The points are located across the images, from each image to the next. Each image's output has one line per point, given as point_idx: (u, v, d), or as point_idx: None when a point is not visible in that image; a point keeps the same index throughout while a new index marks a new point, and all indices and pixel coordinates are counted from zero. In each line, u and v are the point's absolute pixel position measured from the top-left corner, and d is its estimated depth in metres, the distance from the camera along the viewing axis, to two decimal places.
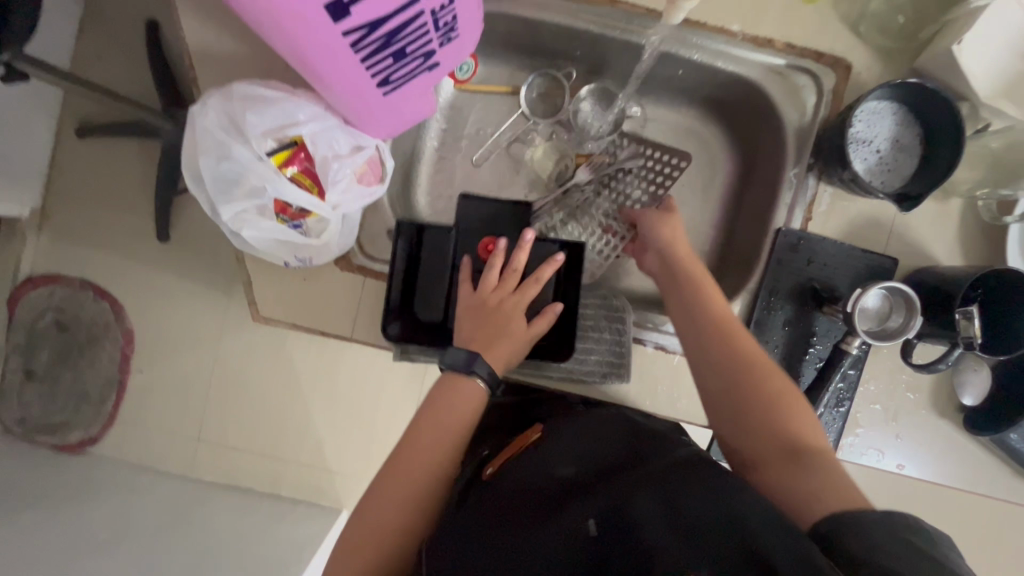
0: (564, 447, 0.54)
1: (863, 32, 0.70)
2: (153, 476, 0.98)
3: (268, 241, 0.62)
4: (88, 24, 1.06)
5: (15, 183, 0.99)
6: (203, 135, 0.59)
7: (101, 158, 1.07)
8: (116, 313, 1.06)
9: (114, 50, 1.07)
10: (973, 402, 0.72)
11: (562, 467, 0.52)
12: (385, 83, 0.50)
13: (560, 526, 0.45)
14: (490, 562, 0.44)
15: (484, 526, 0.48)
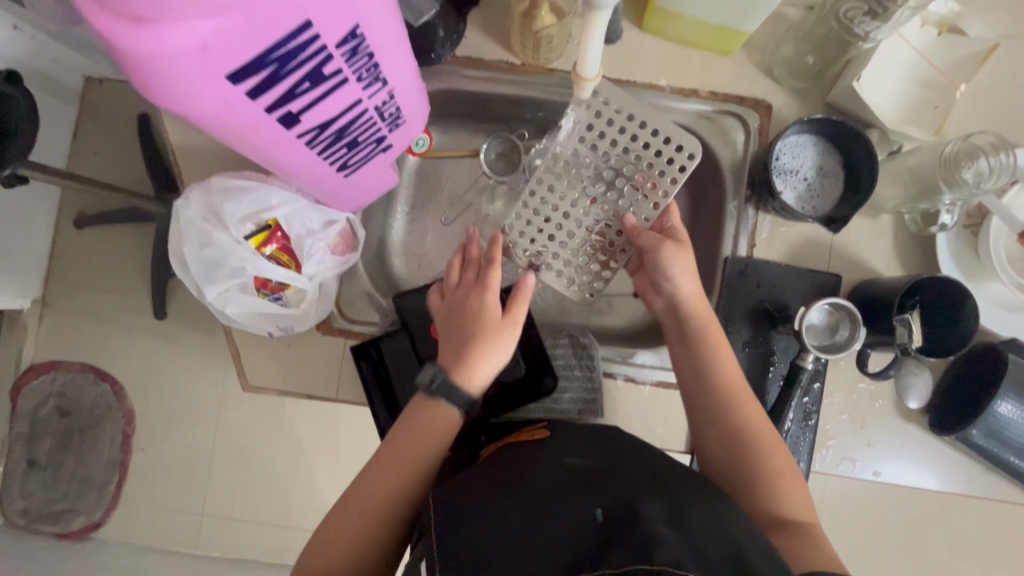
0: (571, 446, 0.58)
1: (778, 76, 0.78)
2: (160, 555, 1.01)
3: (250, 314, 0.68)
4: (82, 124, 1.15)
5: (18, 279, 1.05)
6: (186, 225, 0.65)
7: (97, 245, 1.13)
8: (115, 394, 1.09)
9: (107, 145, 1.15)
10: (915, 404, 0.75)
11: (571, 459, 0.55)
12: (343, 167, 0.56)
13: (572, 508, 0.47)
14: (502, 529, 0.47)
15: (492, 500, 0.50)
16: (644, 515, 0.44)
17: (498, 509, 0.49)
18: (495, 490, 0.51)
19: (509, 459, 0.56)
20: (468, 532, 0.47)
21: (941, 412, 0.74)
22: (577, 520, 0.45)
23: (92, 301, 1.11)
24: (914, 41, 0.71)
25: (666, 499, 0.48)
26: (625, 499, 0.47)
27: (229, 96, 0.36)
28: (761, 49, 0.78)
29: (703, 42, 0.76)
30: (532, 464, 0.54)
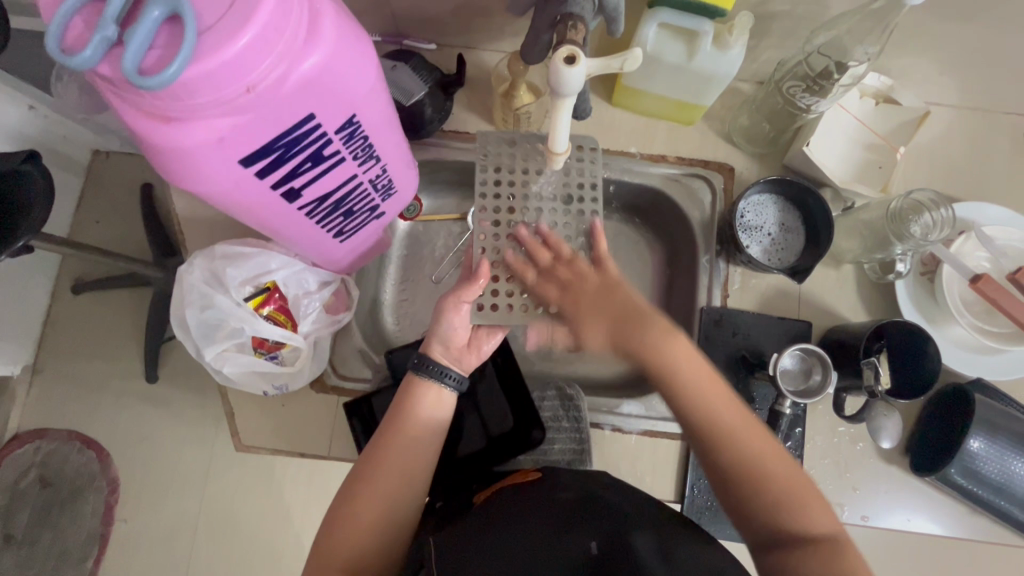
0: (563, 481, 0.60)
1: (737, 142, 0.85)
2: None
3: (246, 373, 0.70)
4: (84, 193, 1.21)
5: (14, 347, 1.09)
6: (189, 290, 0.69)
7: (85, 310, 1.17)
8: (101, 462, 1.09)
9: (104, 210, 1.20)
10: (888, 444, 0.71)
11: (562, 492, 0.57)
12: (339, 233, 0.61)
13: (568, 545, 0.50)
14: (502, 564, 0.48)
15: (484, 535, 0.51)
16: (640, 553, 0.48)
17: (491, 541, 0.51)
18: (485, 523, 0.53)
19: (503, 496, 0.58)
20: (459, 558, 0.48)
21: (920, 453, 0.77)
22: (574, 556, 0.49)
23: (79, 367, 1.13)
24: (855, 110, 0.79)
25: (658, 537, 0.51)
26: (621, 532, 0.50)
27: (241, 177, 0.41)
28: (721, 119, 0.86)
29: (667, 114, 0.85)
30: (525, 502, 0.56)
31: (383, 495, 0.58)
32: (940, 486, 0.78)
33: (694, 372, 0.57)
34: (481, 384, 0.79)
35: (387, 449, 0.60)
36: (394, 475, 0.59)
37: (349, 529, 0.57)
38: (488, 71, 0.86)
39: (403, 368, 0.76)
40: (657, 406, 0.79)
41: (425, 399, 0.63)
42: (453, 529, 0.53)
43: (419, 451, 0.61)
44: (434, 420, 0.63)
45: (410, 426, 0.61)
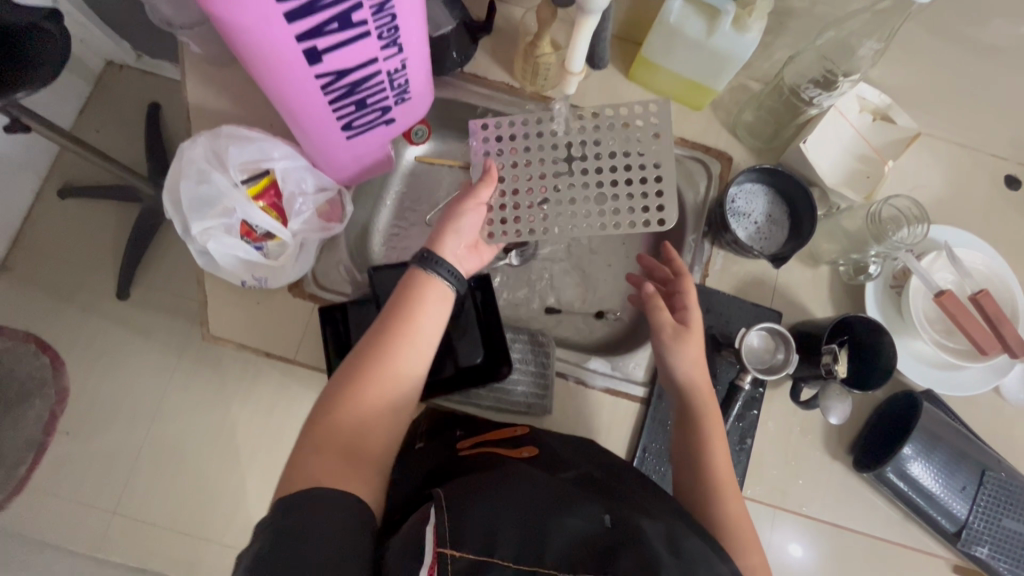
0: (562, 457, 0.64)
1: (740, 135, 0.89)
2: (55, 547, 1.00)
3: (230, 257, 0.70)
4: (90, 109, 1.32)
5: None
6: (187, 164, 0.69)
7: (79, 225, 1.29)
8: (53, 368, 1.20)
9: (122, 132, 1.33)
10: (837, 421, 0.71)
11: (564, 470, 0.61)
12: (349, 127, 0.62)
13: (582, 514, 0.51)
14: (515, 514, 0.50)
15: (499, 489, 0.54)
16: (647, 534, 0.49)
17: (505, 491, 0.53)
18: (488, 486, 0.54)
19: (500, 467, 0.60)
20: (475, 518, 0.49)
21: (864, 452, 0.80)
22: (589, 523, 0.50)
23: (77, 277, 1.25)
24: (854, 122, 0.83)
25: (665, 525, 0.52)
26: (630, 515, 0.52)
27: (270, 12, 0.43)
28: (727, 110, 0.90)
29: (679, 96, 0.88)
30: (536, 470, 0.59)
31: (375, 395, 0.61)
32: (879, 490, 0.80)
33: (718, 444, 0.67)
34: (458, 316, 0.80)
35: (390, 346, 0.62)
36: (401, 377, 0.62)
37: (349, 421, 0.59)
38: (515, 26, 0.89)
39: (383, 288, 0.76)
40: (622, 367, 0.81)
41: (428, 296, 0.65)
42: (459, 490, 0.54)
43: (422, 351, 0.64)
44: (435, 323, 0.65)
45: (414, 328, 0.63)
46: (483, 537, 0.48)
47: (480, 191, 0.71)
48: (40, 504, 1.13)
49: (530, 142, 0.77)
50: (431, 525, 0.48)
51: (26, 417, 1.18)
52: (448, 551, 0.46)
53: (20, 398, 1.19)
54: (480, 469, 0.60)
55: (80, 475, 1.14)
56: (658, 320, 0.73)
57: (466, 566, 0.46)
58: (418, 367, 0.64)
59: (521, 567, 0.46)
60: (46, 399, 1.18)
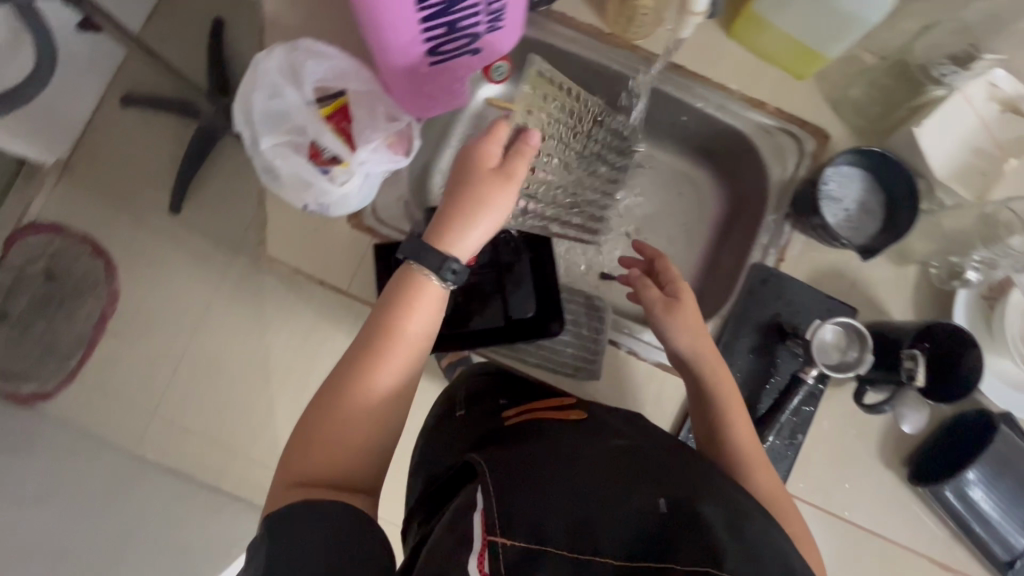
0: (609, 428, 0.62)
1: (843, 112, 0.81)
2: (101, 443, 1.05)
3: (295, 178, 0.67)
4: (158, 17, 1.30)
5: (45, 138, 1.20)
6: (261, 77, 0.66)
7: (138, 134, 1.28)
8: (107, 272, 1.23)
9: (187, 43, 1.31)
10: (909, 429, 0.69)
11: (613, 441, 0.58)
12: (434, 51, 0.61)
13: (633, 498, 0.49)
14: (565, 501, 0.49)
15: (546, 469, 0.53)
16: (705, 516, 0.46)
17: (554, 474, 0.52)
18: (533, 468, 0.53)
19: (549, 439, 0.59)
20: (523, 507, 0.49)
21: (923, 466, 0.75)
22: (641, 507, 0.48)
23: (133, 186, 1.26)
24: (978, 107, 0.73)
25: (724, 505, 0.49)
26: (689, 495, 0.49)
27: None
28: (833, 82, 0.81)
29: (782, 61, 0.80)
30: (584, 443, 0.58)
31: (361, 408, 0.55)
32: (933, 507, 0.76)
33: (755, 450, 0.63)
34: (515, 269, 0.78)
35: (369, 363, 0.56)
36: (390, 384, 0.56)
37: (329, 444, 0.54)
38: None
39: None
40: None
41: (421, 297, 0.57)
42: (504, 470, 0.53)
43: (409, 360, 0.57)
44: (429, 322, 0.58)
45: (403, 332, 0.56)
46: (534, 524, 0.47)
47: (512, 178, 0.59)
48: (88, 399, 1.18)
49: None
50: (478, 509, 0.49)
51: (79, 314, 1.22)
52: (499, 539, 0.46)
53: (74, 298, 1.23)
54: (528, 441, 0.59)
55: (126, 376, 1.18)
56: (645, 296, 0.69)
57: (517, 554, 0.45)
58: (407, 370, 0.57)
59: (574, 556, 0.45)
60: (99, 301, 1.22)
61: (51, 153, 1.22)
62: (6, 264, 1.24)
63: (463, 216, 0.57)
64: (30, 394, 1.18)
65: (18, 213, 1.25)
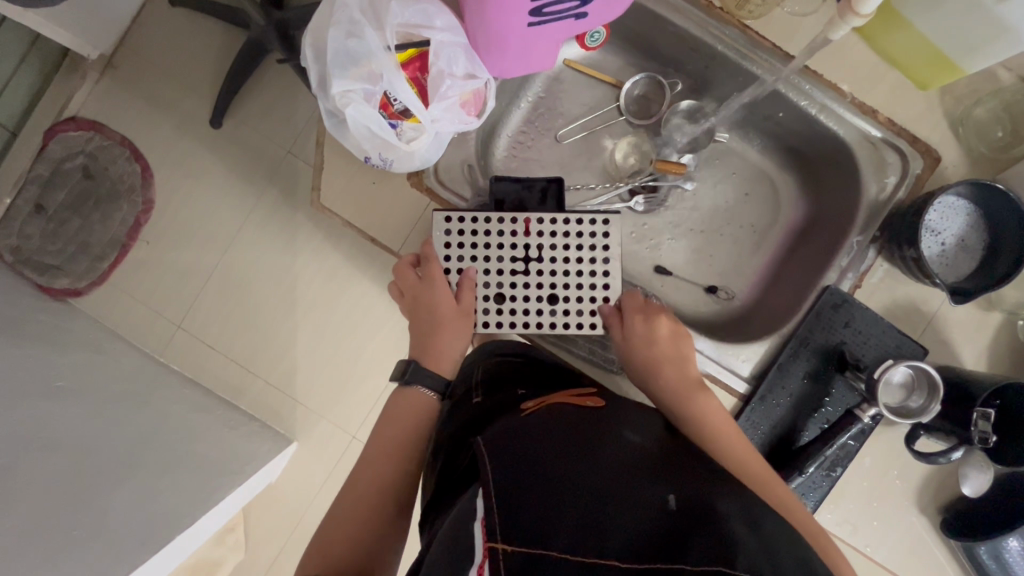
0: (620, 419, 0.61)
1: (962, 133, 0.73)
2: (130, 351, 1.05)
3: (362, 129, 0.63)
4: None
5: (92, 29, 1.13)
6: (339, 10, 0.60)
7: (184, 35, 1.20)
8: (144, 179, 1.19)
9: None
10: (971, 492, 0.69)
11: (626, 434, 0.58)
12: (536, 13, 0.55)
13: (646, 497, 0.47)
14: (577, 497, 0.47)
15: (556, 461, 0.51)
16: (723, 515, 0.45)
17: (561, 469, 0.50)
18: (539, 460, 0.51)
19: (554, 429, 0.57)
20: (529, 507, 0.45)
21: (959, 519, 0.73)
22: (653, 504, 0.47)
23: (175, 92, 1.19)
24: None
25: (741, 503, 0.48)
26: (702, 495, 0.48)
27: None
28: (957, 98, 0.73)
29: (906, 65, 0.72)
30: (594, 433, 0.56)
31: (371, 478, 0.64)
32: (954, 552, 0.77)
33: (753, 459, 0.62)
34: None
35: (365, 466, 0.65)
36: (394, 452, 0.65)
37: (342, 517, 0.62)
38: None
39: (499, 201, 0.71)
40: (729, 356, 0.75)
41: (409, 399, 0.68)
42: (506, 460, 0.51)
43: (412, 438, 0.66)
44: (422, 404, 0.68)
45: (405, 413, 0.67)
46: (539, 522, 0.44)
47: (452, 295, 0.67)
48: (120, 305, 1.18)
49: (491, 234, 0.69)
50: (479, 519, 0.45)
51: (112, 218, 1.19)
52: (500, 545, 0.42)
53: (108, 201, 1.19)
54: (531, 431, 0.57)
55: (157, 286, 1.17)
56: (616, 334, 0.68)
57: (524, 562, 0.41)
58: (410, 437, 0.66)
59: (582, 560, 0.41)
60: (133, 208, 1.19)
61: (93, 47, 1.16)
62: (43, 156, 1.19)
63: (427, 338, 0.68)
64: (62, 289, 1.17)
65: (57, 104, 1.19)
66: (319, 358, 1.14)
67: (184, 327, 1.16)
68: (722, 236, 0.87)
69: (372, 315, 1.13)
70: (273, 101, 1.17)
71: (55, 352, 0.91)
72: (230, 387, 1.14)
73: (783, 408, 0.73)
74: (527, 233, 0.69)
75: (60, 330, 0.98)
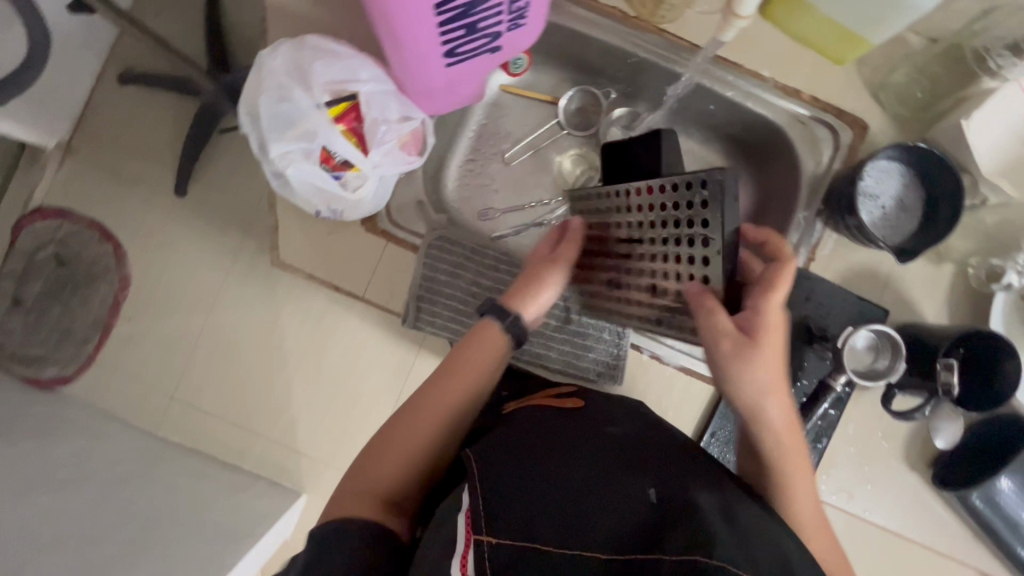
0: (604, 412, 0.62)
1: (883, 100, 0.76)
2: (123, 429, 1.05)
3: (308, 185, 0.66)
4: None
5: (47, 117, 1.13)
6: (267, 76, 0.63)
7: (135, 111, 1.20)
8: (117, 257, 1.16)
9: (175, 8, 1.18)
10: (943, 444, 0.71)
11: (611, 426, 0.58)
12: (451, 55, 0.58)
13: (626, 490, 0.48)
14: (558, 494, 0.49)
15: (541, 459, 0.53)
16: (699, 504, 0.46)
17: (547, 469, 0.51)
18: (525, 460, 0.52)
19: (543, 428, 0.58)
20: (512, 507, 0.48)
21: (949, 469, 0.75)
22: (633, 498, 0.48)
23: (135, 167, 1.19)
24: None
25: (717, 491, 0.49)
26: (679, 485, 0.49)
27: None
28: (874, 68, 0.77)
29: (819, 44, 0.75)
30: (576, 429, 0.57)
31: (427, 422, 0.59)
32: (951, 504, 0.77)
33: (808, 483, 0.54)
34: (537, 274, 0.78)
35: (438, 396, 0.60)
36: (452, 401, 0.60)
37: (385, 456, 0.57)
38: None
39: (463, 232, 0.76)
40: None
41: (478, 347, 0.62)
42: (495, 460, 0.53)
43: (472, 391, 0.61)
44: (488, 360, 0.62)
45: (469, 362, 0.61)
46: (521, 521, 0.46)
47: (563, 256, 0.67)
48: (104, 386, 1.13)
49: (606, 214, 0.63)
50: (465, 511, 0.48)
51: (91, 300, 1.16)
52: (484, 538, 0.45)
53: (86, 283, 1.16)
54: (516, 429, 0.58)
55: (142, 359, 1.13)
56: (712, 326, 0.51)
57: (507, 557, 0.44)
58: (470, 392, 0.61)
59: (561, 552, 0.44)
60: (110, 286, 1.16)
61: (49, 136, 1.15)
62: (14, 250, 1.18)
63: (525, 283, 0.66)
64: (52, 379, 1.13)
65: (22, 197, 1.18)
66: (315, 408, 1.09)
67: (175, 398, 1.12)
68: None
69: (360, 357, 1.07)
70: (237, 160, 1.17)
71: (45, 446, 0.90)
72: (230, 450, 1.11)
73: None
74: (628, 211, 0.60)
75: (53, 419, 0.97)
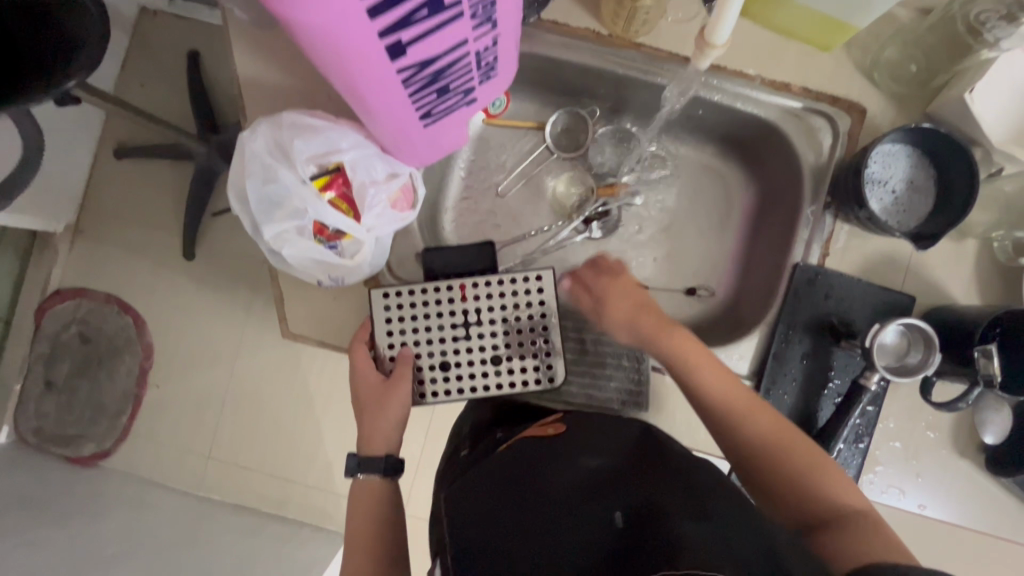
0: (582, 436, 0.57)
1: (878, 80, 0.74)
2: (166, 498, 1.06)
3: (305, 259, 0.65)
4: (134, 56, 1.18)
5: (53, 204, 1.14)
6: (250, 160, 0.62)
7: (134, 185, 1.21)
8: (138, 328, 1.17)
9: (158, 81, 1.19)
10: (993, 441, 0.72)
11: (590, 457, 0.54)
12: (427, 116, 0.58)
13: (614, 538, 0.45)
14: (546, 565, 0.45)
15: (523, 519, 0.49)
16: (688, 547, 0.42)
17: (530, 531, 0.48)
18: (504, 528, 0.49)
19: (521, 467, 0.54)
20: None
21: (1001, 455, 0.71)
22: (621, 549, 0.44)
23: (142, 238, 1.20)
24: None
25: (713, 524, 0.45)
26: (669, 522, 0.45)
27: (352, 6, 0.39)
28: (863, 49, 0.74)
29: (804, 34, 0.73)
30: (550, 470, 0.53)
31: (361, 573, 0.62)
32: (1009, 486, 0.74)
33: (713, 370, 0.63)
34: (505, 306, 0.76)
35: (359, 539, 0.64)
36: (370, 544, 0.64)
37: None
38: None
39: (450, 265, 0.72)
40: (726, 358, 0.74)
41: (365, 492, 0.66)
42: (473, 544, 0.49)
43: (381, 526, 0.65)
44: (373, 494, 0.66)
45: (365, 504, 0.66)
46: None
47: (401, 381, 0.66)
48: (141, 458, 1.14)
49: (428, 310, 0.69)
50: None
51: (118, 373, 1.17)
52: None
53: (109, 359, 1.17)
54: (488, 480, 0.54)
55: (176, 426, 1.14)
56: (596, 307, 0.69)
57: None
58: (379, 525, 0.65)
59: None
60: (135, 357, 1.17)
61: (56, 220, 1.16)
62: (39, 335, 1.18)
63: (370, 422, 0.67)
64: (91, 455, 1.14)
65: (38, 285, 1.19)
66: None
67: (212, 456, 1.12)
68: (685, 234, 0.87)
69: None
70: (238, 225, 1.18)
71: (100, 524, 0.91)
72: (269, 500, 1.11)
73: (792, 394, 0.72)
74: (465, 298, 0.70)
75: (100, 497, 0.98)
